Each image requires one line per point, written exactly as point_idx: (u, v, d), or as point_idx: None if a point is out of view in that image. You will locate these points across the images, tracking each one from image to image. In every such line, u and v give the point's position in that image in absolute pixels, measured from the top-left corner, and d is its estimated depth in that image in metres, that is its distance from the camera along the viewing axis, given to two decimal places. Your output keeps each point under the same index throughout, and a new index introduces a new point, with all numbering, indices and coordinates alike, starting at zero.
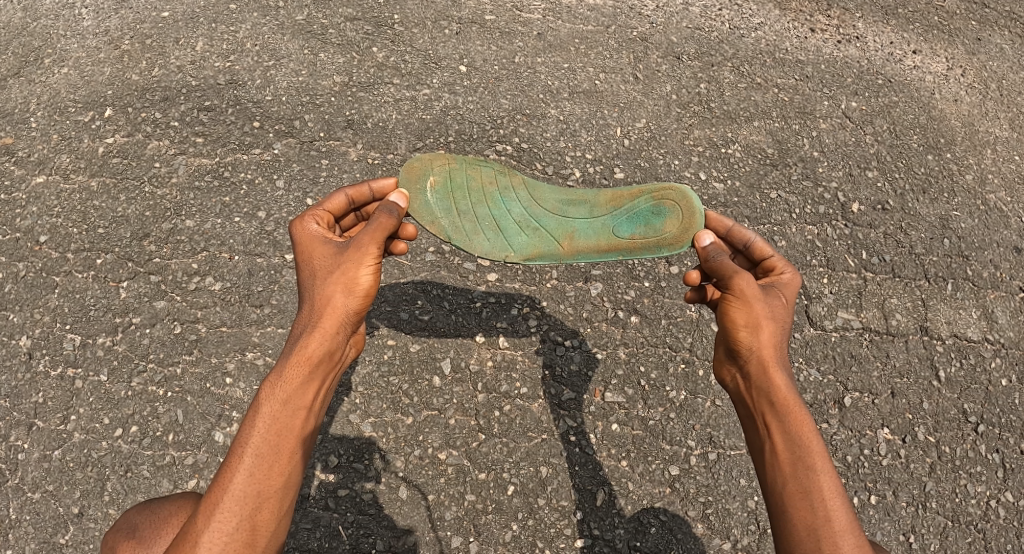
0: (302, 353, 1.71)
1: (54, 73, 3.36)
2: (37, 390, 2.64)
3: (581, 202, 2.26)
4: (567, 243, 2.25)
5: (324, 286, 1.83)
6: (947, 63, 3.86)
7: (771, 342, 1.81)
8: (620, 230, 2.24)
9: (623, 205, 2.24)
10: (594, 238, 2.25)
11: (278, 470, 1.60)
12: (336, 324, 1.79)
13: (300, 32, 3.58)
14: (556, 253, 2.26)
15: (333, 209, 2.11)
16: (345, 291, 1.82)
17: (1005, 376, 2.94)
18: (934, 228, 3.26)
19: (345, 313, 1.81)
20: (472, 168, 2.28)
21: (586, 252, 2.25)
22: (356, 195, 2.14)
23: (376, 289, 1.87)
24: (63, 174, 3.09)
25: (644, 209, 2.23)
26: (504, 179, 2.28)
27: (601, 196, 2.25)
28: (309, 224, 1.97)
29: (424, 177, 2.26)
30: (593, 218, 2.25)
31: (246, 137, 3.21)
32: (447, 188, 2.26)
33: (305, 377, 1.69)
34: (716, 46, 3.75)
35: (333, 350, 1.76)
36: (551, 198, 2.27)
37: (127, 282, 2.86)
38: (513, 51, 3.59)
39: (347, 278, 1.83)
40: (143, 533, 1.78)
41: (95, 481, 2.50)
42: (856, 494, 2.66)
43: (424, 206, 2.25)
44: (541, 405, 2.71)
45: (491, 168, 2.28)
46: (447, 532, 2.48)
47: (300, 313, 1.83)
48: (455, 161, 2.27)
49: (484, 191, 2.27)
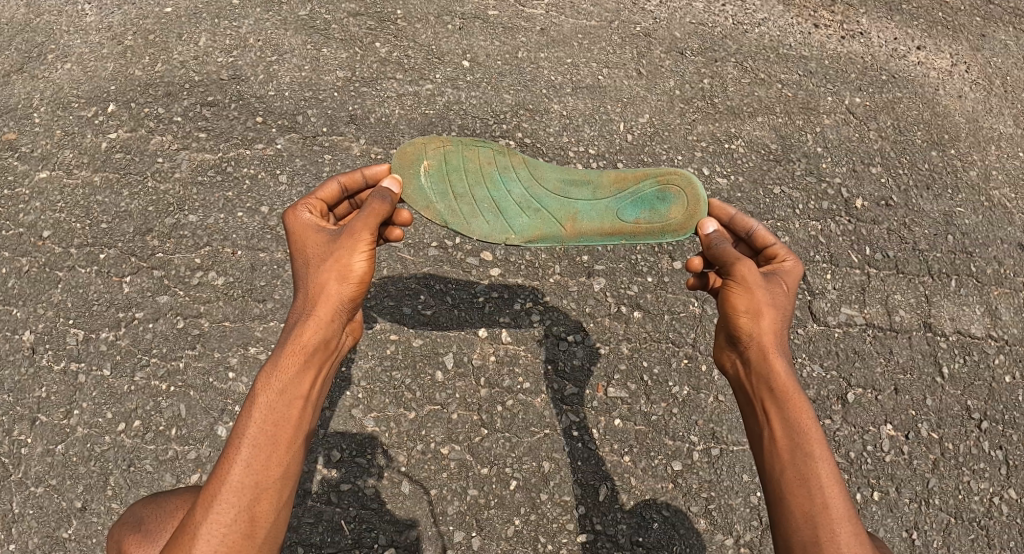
0: (297, 342, 1.71)
1: (57, 69, 3.36)
2: (40, 385, 2.64)
3: (584, 183, 2.24)
4: (570, 225, 2.25)
5: (319, 274, 1.82)
6: (952, 59, 3.85)
7: (771, 329, 1.80)
8: (626, 214, 2.24)
9: (629, 187, 2.23)
10: (598, 220, 2.25)
11: (276, 460, 1.59)
12: (330, 312, 1.78)
13: (304, 27, 3.58)
14: (559, 235, 2.26)
15: (326, 198, 2.11)
16: (339, 278, 1.81)
17: (1009, 372, 2.94)
18: (938, 224, 3.25)
19: (340, 301, 1.80)
20: (469, 149, 2.25)
21: (588, 234, 2.26)
22: (349, 183, 2.14)
23: (371, 275, 1.86)
24: (67, 169, 3.09)
25: (650, 193, 2.23)
26: (504, 158, 2.26)
27: (605, 177, 2.24)
28: (302, 213, 1.97)
29: (418, 161, 2.23)
30: (596, 200, 2.24)
31: (250, 132, 3.21)
32: (443, 171, 2.24)
33: (300, 366, 1.68)
34: (720, 42, 3.75)
35: (328, 338, 1.75)
36: (553, 178, 2.25)
37: (131, 277, 2.86)
38: (516, 46, 3.59)
39: (340, 266, 1.82)
40: (147, 526, 1.78)
41: (98, 475, 2.50)
42: (859, 491, 2.65)
43: (418, 190, 2.23)
44: (544, 400, 2.70)
45: (489, 148, 2.26)
46: (449, 527, 2.48)
47: (296, 301, 1.82)
48: (450, 143, 2.24)
49: (483, 172, 2.25)
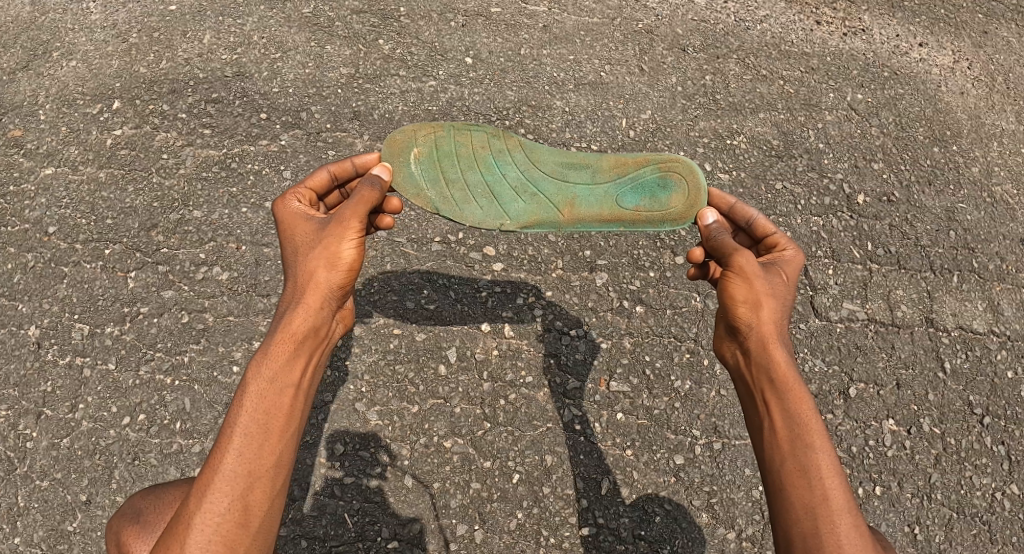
0: (287, 329, 1.70)
1: (63, 66, 3.39)
2: (46, 379, 2.66)
3: (582, 167, 2.25)
4: (568, 211, 2.26)
5: (308, 262, 1.83)
6: (954, 56, 3.86)
7: (772, 318, 1.81)
8: (626, 200, 2.25)
9: (629, 172, 2.24)
10: (597, 206, 2.25)
11: (269, 448, 1.58)
12: (320, 299, 1.78)
13: (307, 24, 3.59)
14: (556, 220, 2.27)
15: (316, 186, 2.12)
16: (329, 266, 1.82)
17: (1010, 368, 2.94)
18: (940, 220, 3.25)
19: (330, 288, 1.80)
20: (461, 135, 2.27)
21: (587, 220, 2.26)
22: (339, 171, 2.16)
23: (360, 263, 1.87)
24: (73, 166, 3.11)
25: (650, 179, 2.24)
26: (498, 142, 2.27)
27: (605, 161, 2.24)
28: (291, 202, 1.99)
29: (408, 148, 2.24)
30: (595, 185, 2.25)
31: (254, 129, 3.23)
32: (434, 157, 2.25)
33: (290, 353, 1.67)
34: (723, 38, 3.76)
35: (318, 325, 1.75)
36: (550, 161, 2.25)
37: (136, 272, 2.88)
38: (519, 43, 3.60)
39: (329, 253, 1.83)
40: (146, 518, 1.79)
41: (104, 469, 2.52)
42: (861, 485, 2.66)
43: (409, 178, 2.24)
44: (546, 394, 2.72)
45: (483, 132, 2.27)
46: (452, 520, 2.50)
47: (286, 289, 1.82)
48: (441, 128, 2.26)
49: (477, 156, 2.26)
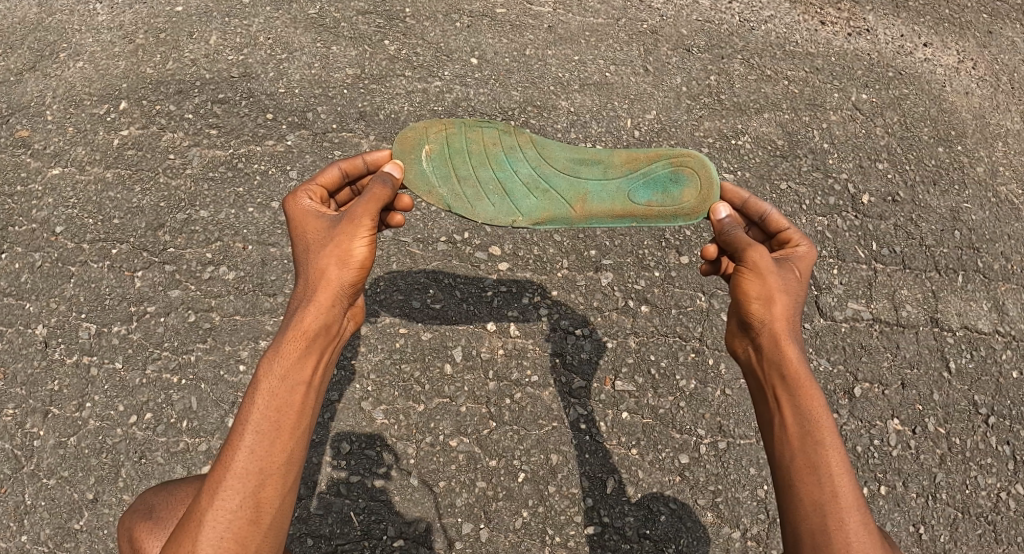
0: (299, 327, 1.71)
1: (70, 66, 3.40)
2: (54, 378, 2.68)
3: (594, 162, 2.25)
4: (580, 206, 2.27)
5: (319, 259, 1.84)
6: (958, 56, 3.86)
7: (784, 314, 1.81)
8: (637, 196, 2.26)
9: (641, 168, 2.25)
10: (609, 201, 2.26)
11: (280, 446, 1.58)
12: (332, 296, 1.79)
13: (313, 25, 3.61)
14: (568, 216, 2.28)
15: (326, 183, 2.13)
16: (340, 263, 1.82)
17: (1015, 368, 2.94)
18: (945, 220, 3.25)
19: (340, 285, 1.81)
20: (472, 131, 2.27)
21: (598, 216, 2.27)
22: (350, 168, 2.16)
23: (372, 261, 1.87)
24: (80, 166, 3.12)
25: (662, 174, 2.25)
26: (510, 138, 2.27)
27: (616, 157, 2.25)
28: (302, 200, 1.99)
29: (420, 145, 2.25)
30: (606, 179, 2.25)
31: (260, 129, 3.24)
32: (445, 154, 2.26)
33: (302, 350, 1.68)
34: (727, 39, 3.77)
35: (330, 323, 1.75)
36: (561, 157, 2.26)
37: (143, 271, 2.89)
38: (524, 43, 3.61)
39: (340, 251, 1.84)
40: (158, 514, 1.79)
41: (110, 467, 2.53)
42: (866, 485, 2.66)
43: (420, 174, 2.25)
44: (552, 393, 2.73)
45: (494, 129, 2.27)
46: (458, 518, 2.50)
47: (297, 287, 1.83)
48: (452, 125, 2.26)
49: (487, 153, 2.27)
